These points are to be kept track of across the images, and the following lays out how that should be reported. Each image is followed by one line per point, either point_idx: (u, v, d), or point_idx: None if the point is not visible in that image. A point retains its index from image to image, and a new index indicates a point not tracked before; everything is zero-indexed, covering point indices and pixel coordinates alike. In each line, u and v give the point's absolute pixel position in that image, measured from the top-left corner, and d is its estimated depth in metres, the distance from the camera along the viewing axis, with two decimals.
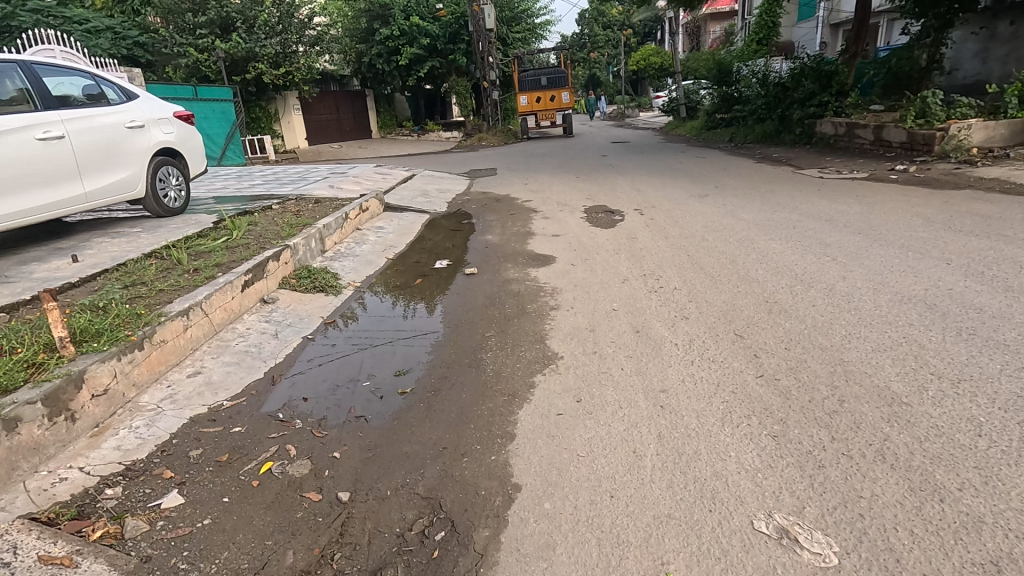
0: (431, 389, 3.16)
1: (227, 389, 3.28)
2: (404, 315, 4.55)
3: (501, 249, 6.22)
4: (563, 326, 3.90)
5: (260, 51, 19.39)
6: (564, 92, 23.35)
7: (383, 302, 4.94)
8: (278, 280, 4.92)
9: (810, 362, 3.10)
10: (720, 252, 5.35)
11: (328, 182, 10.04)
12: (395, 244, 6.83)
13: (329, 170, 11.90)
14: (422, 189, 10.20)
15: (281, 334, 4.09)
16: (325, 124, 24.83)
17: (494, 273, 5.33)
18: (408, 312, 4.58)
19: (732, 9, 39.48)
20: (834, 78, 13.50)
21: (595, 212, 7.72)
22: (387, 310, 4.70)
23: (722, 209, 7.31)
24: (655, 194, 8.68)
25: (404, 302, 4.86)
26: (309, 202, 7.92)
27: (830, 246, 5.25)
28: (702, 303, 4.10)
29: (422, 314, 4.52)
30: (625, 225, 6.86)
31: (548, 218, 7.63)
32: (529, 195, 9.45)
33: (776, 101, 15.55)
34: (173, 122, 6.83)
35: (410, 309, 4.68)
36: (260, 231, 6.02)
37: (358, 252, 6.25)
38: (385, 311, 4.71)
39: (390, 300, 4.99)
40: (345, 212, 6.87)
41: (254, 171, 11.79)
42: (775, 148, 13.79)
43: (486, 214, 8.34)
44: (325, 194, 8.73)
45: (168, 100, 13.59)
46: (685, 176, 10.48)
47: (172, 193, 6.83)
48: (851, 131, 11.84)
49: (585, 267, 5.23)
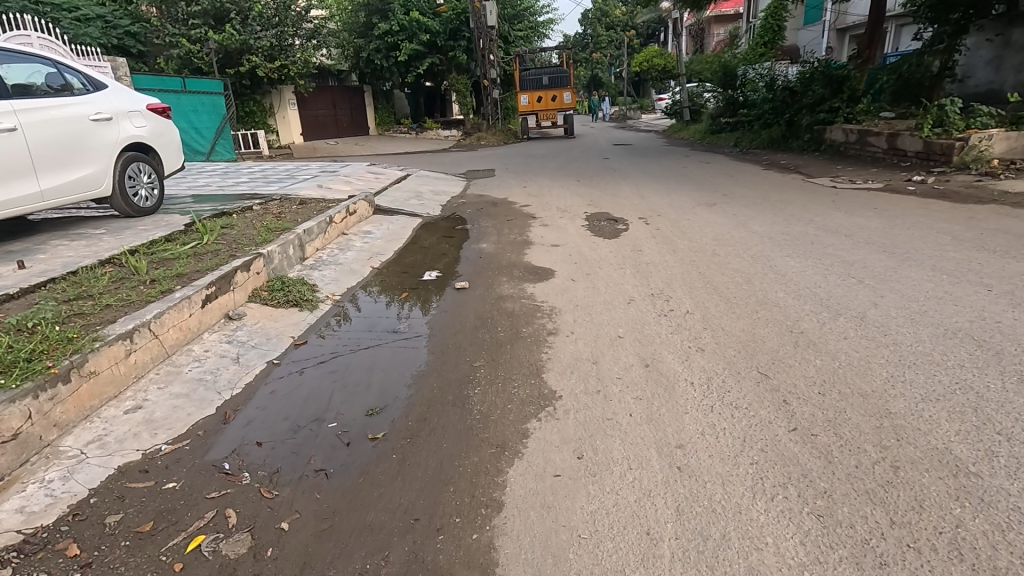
0: (407, 435, 2.71)
1: (168, 429, 2.80)
2: (399, 317, 4.40)
3: (496, 260, 5.76)
4: (561, 356, 3.44)
5: (254, 44, 18.87)
6: (566, 92, 22.92)
7: (378, 303, 4.79)
8: (247, 294, 4.44)
9: (851, 414, 2.65)
10: (734, 269, 4.90)
11: (317, 181, 9.55)
12: (384, 250, 6.39)
13: (320, 168, 11.42)
14: (416, 191, 9.74)
15: (244, 357, 3.62)
16: (322, 119, 24.32)
17: (487, 288, 4.87)
18: (403, 313, 4.46)
19: (737, 12, 39.02)
20: (845, 83, 13.08)
21: (596, 219, 7.28)
22: (382, 312, 4.56)
23: (732, 219, 6.87)
24: (660, 201, 8.23)
25: (399, 302, 4.75)
26: (294, 203, 7.46)
27: (854, 266, 4.80)
28: (719, 332, 3.66)
29: (417, 314, 4.43)
30: (630, 235, 6.41)
31: (546, 225, 7.18)
32: (528, 199, 8.99)
33: (784, 105, 15.10)
34: (146, 115, 6.35)
35: (407, 309, 4.56)
36: (235, 236, 5.55)
37: (341, 259, 5.78)
38: (381, 312, 4.57)
39: (386, 300, 4.87)
40: (329, 216, 6.41)
41: (242, 167, 11.32)
42: (783, 155, 13.37)
43: (481, 218, 7.88)
44: (312, 195, 8.27)
45: (155, 93, 13.04)
46: (691, 182, 10.03)
47: (143, 191, 6.35)
48: (862, 139, 11.44)
49: (586, 283, 4.78)
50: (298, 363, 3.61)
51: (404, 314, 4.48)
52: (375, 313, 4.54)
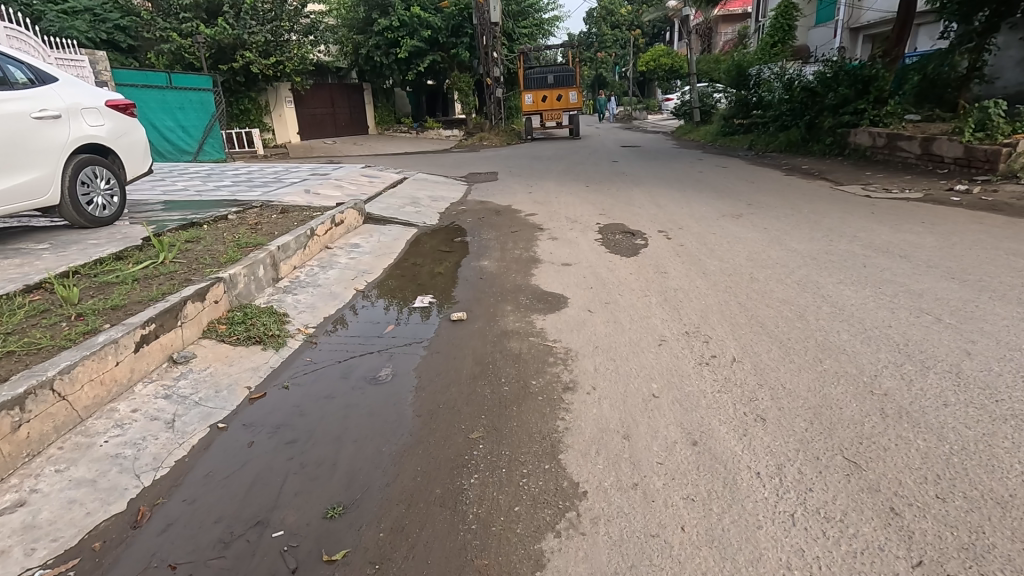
0: (376, 559, 1.97)
1: (51, 541, 2.06)
2: (396, 320, 4.36)
3: (498, 282, 5.01)
4: (583, 425, 2.69)
5: (248, 39, 18.11)
6: (572, 91, 22.19)
7: (376, 307, 4.70)
8: (199, 328, 3.70)
9: (996, 539, 1.90)
10: (780, 299, 4.17)
11: (305, 186, 8.80)
12: (373, 267, 5.66)
13: (310, 170, 10.66)
14: (413, 196, 9.00)
15: (182, 420, 2.86)
16: (320, 118, 23.51)
17: (489, 319, 4.13)
18: (403, 318, 4.38)
19: (745, 11, 38.26)
20: (870, 84, 12.25)
21: (611, 232, 6.54)
22: (381, 316, 4.48)
23: (764, 234, 6.13)
24: (680, 211, 7.48)
25: (398, 306, 4.67)
26: (275, 212, 6.73)
27: (923, 297, 4.05)
28: (780, 391, 2.91)
29: (416, 319, 4.34)
30: (651, 252, 5.66)
31: (555, 238, 6.44)
32: (534, 207, 8.25)
33: (803, 107, 14.33)
34: (104, 112, 5.63)
35: (405, 313, 4.49)
36: (197, 254, 4.82)
37: (320, 280, 5.03)
38: (379, 317, 4.48)
39: (383, 304, 4.76)
40: (310, 228, 5.66)
41: (227, 169, 10.57)
42: (803, 159, 12.62)
43: (483, 230, 7.14)
44: (297, 202, 7.52)
45: (138, 88, 12.29)
46: (710, 189, 9.29)
47: (100, 199, 5.60)
48: (892, 144, 10.70)
49: (606, 316, 4.02)
50: (250, 427, 2.86)
51: (403, 318, 4.43)
52: (374, 317, 4.46)
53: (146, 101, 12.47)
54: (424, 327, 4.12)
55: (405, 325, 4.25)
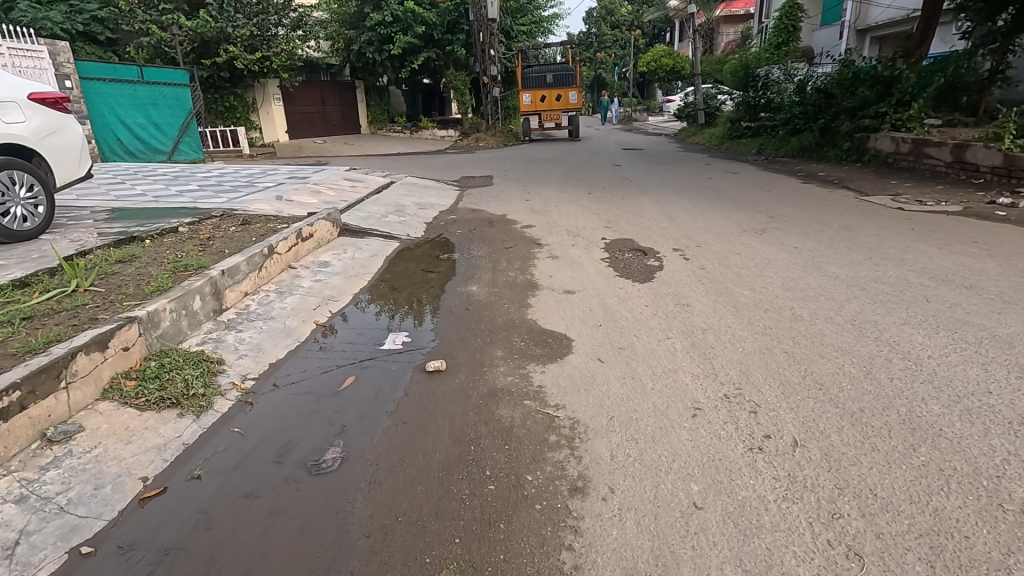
0: None
1: None
2: (389, 325, 4.15)
3: (487, 314, 4.17)
4: (600, 564, 1.87)
5: (233, 32, 17.24)
6: (572, 91, 21.34)
7: (351, 331, 4.07)
8: (97, 387, 2.84)
9: None
10: (836, 348, 3.35)
11: (277, 191, 7.95)
12: (341, 292, 4.80)
13: (288, 173, 9.83)
14: (398, 203, 8.15)
15: (29, 543, 2.02)
16: (310, 116, 22.61)
17: (476, 368, 3.30)
18: (395, 323, 4.18)
19: (749, 13, 37.80)
20: (893, 85, 11.36)
21: (619, 250, 5.73)
22: (372, 322, 4.24)
23: (796, 255, 5.33)
24: (695, 225, 6.68)
25: (389, 311, 4.42)
26: (236, 222, 5.91)
27: (1016, 346, 3.25)
28: (873, 505, 2.09)
29: (409, 325, 4.13)
30: (668, 277, 4.84)
31: (556, 255, 5.64)
32: (531, 217, 7.46)
33: (817, 109, 13.49)
34: (25, 107, 4.80)
35: (396, 319, 4.27)
36: (123, 279, 3.99)
37: (274, 311, 4.20)
38: (369, 321, 4.26)
39: (375, 309, 4.51)
40: (268, 245, 4.83)
41: (197, 172, 9.74)
42: (818, 165, 11.86)
43: (473, 244, 6.30)
44: (264, 211, 6.67)
45: (106, 82, 11.38)
46: (724, 198, 8.49)
47: (19, 209, 4.73)
48: (918, 150, 9.94)
49: (621, 369, 3.19)
50: (129, 551, 2.03)
51: (376, 355, 3.63)
52: (364, 323, 4.22)
53: (114, 96, 11.56)
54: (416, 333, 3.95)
55: (397, 331, 4.04)
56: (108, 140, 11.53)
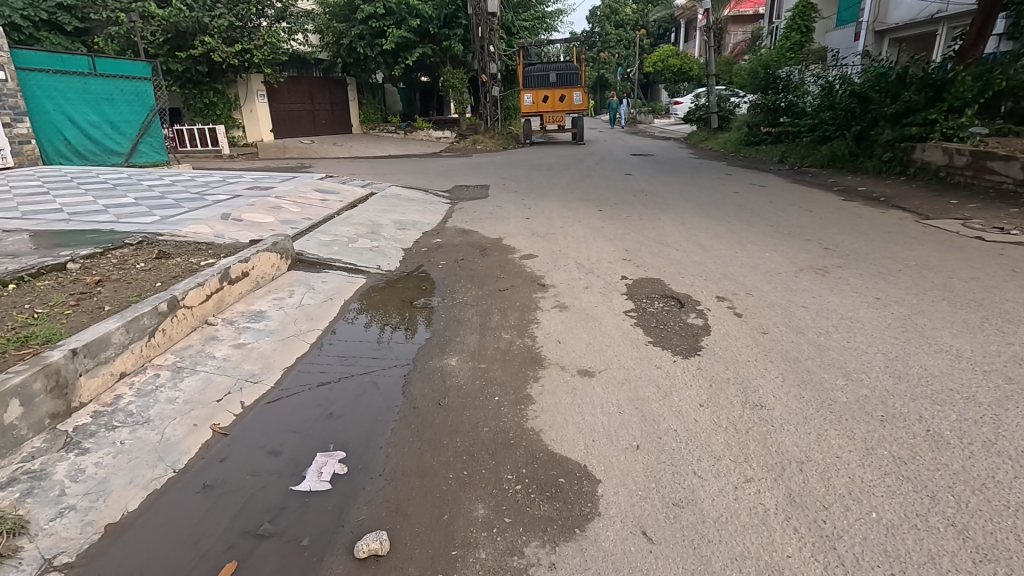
0: None
1: None
2: (379, 338, 3.92)
3: (470, 413, 2.85)
4: None
5: (209, 23, 15.92)
6: (577, 91, 19.85)
7: (265, 438, 2.73)
8: None
9: None
10: None
11: (227, 206, 6.62)
12: (269, 364, 3.45)
13: (252, 182, 8.52)
14: (373, 223, 6.82)
15: None
16: (298, 115, 21.14)
17: (440, 555, 1.97)
18: (357, 377, 3.35)
19: (757, 13, 36.52)
20: (944, 90, 10.03)
21: (647, 298, 4.44)
22: (332, 371, 3.44)
23: (885, 313, 4.02)
24: (737, 259, 5.39)
25: (354, 358, 3.60)
26: (154, 254, 4.60)
27: None
28: None
29: (401, 338, 3.90)
30: (720, 346, 3.54)
31: (565, 304, 4.34)
32: (534, 243, 6.17)
33: (849, 115, 12.19)
34: None
35: (388, 329, 4.06)
36: None
37: (155, 406, 2.86)
38: (359, 333, 4.03)
39: (340, 350, 3.73)
40: (168, 296, 3.49)
41: (146, 180, 8.45)
42: (855, 178, 10.59)
43: (459, 283, 4.98)
44: (199, 234, 5.35)
45: (51, 75, 10.04)
46: (760, 220, 7.18)
47: None
48: (977, 163, 8.66)
49: (687, 567, 1.88)
50: None
51: (285, 503, 2.28)
52: (320, 375, 3.39)
53: (61, 91, 10.24)
54: (410, 345, 3.78)
55: (360, 390, 3.20)
56: (53, 139, 10.19)
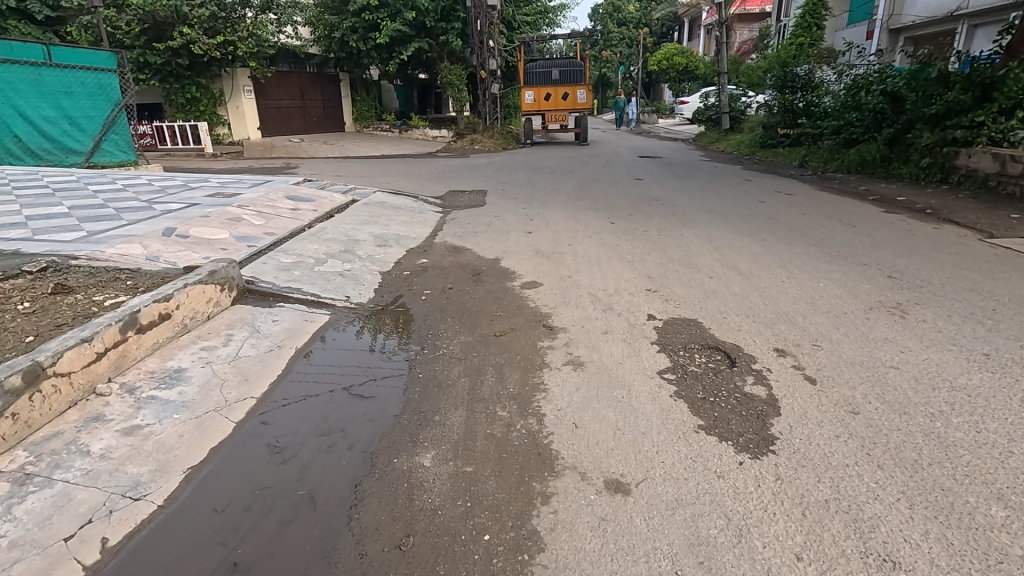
0: None
1: None
2: (337, 400, 3.00)
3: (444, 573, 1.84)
4: None
5: (189, 12, 14.95)
6: (581, 89, 18.79)
7: None
8: None
9: None
10: None
11: (174, 218, 5.60)
12: (167, 461, 2.44)
13: (215, 186, 7.47)
14: (348, 238, 5.82)
15: None
16: (286, 112, 19.98)
17: None
18: (290, 484, 2.33)
19: (764, 11, 35.35)
20: (994, 88, 9.02)
21: (687, 351, 3.43)
22: (257, 472, 2.42)
23: (1011, 380, 3.00)
24: (788, 292, 4.38)
25: (293, 447, 2.59)
26: (50, 288, 3.58)
27: None
28: None
29: (383, 359, 3.48)
30: (805, 438, 2.53)
31: (579, 359, 3.34)
32: (540, 266, 5.17)
33: (879, 116, 11.17)
34: None
35: (350, 388, 3.12)
36: None
37: None
38: (313, 393, 3.08)
39: (274, 431, 2.71)
40: (23, 364, 2.46)
41: (93, 184, 7.39)
42: (890, 186, 9.59)
43: (444, 322, 3.99)
44: (125, 256, 4.34)
45: None
46: (800, 238, 6.18)
47: None
48: None
49: None
50: None
51: None
52: (235, 479, 2.37)
53: (10, 82, 9.30)
54: (374, 418, 2.81)
55: (288, 513, 2.17)
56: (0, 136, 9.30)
